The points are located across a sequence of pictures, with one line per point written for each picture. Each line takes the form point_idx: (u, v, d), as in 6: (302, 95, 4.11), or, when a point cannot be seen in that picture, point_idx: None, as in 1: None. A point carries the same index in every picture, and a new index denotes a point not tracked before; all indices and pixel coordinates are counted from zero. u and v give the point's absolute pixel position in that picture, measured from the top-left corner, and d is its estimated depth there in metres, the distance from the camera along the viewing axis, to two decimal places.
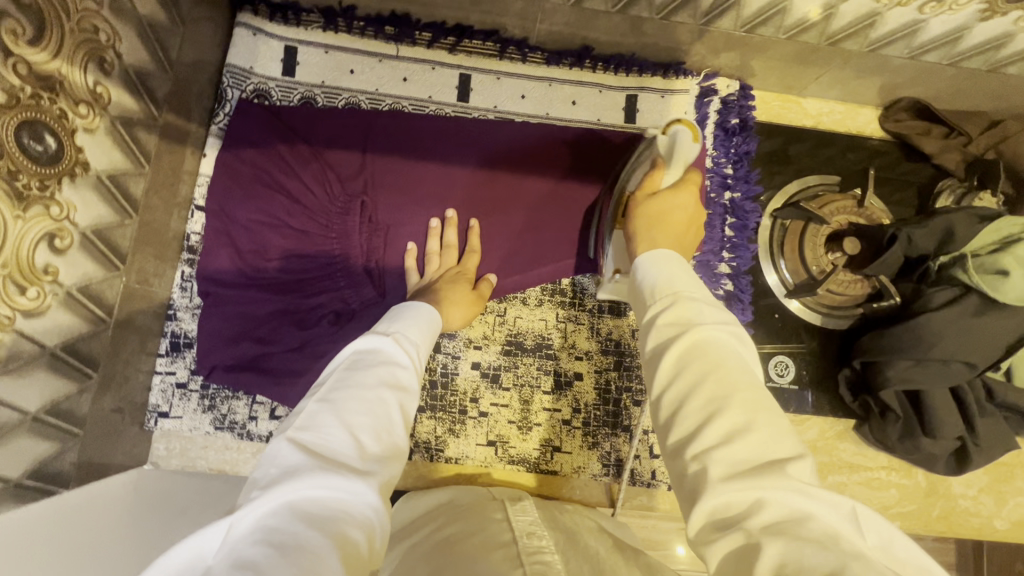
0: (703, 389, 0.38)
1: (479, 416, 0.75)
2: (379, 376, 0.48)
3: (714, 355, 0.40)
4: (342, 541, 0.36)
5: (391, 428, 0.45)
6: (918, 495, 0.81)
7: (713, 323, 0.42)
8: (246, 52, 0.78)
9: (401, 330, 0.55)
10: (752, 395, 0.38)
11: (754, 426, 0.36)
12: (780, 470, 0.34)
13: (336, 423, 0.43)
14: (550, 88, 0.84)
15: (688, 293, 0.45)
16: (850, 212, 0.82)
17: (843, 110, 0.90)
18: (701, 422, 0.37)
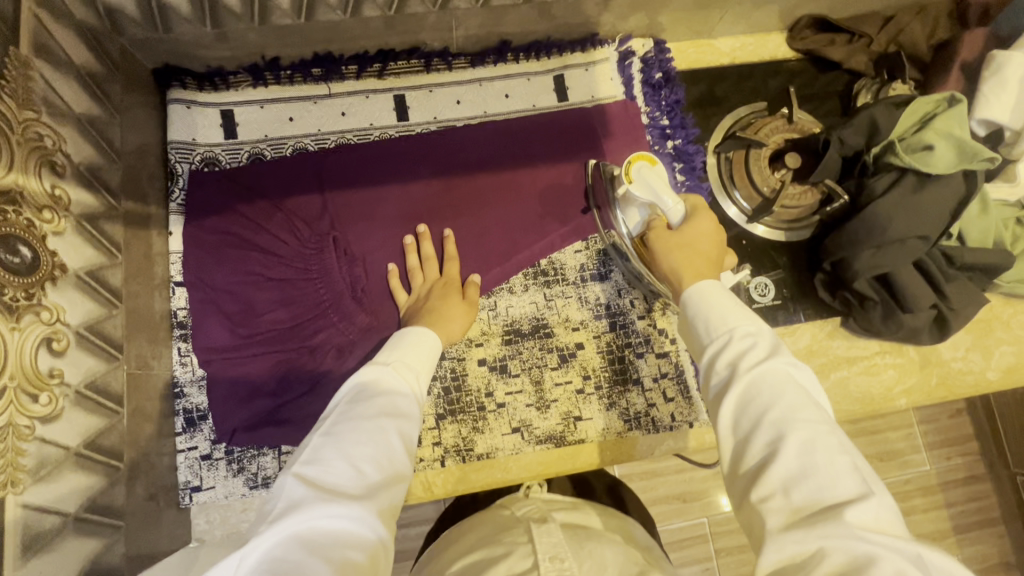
0: (764, 428, 0.47)
1: (498, 408, 0.78)
2: (378, 407, 0.53)
3: (772, 397, 0.48)
4: (339, 563, 0.41)
5: (389, 454, 0.50)
6: (915, 368, 0.86)
7: (771, 364, 0.49)
8: (185, 126, 0.80)
9: (399, 357, 0.60)
10: (811, 432, 0.45)
11: (811, 472, 0.43)
12: (843, 514, 0.40)
13: (336, 455, 0.48)
14: (482, 88, 0.87)
15: (735, 328, 0.54)
16: (784, 130, 0.86)
17: (753, 40, 0.96)
18: (764, 462, 0.46)
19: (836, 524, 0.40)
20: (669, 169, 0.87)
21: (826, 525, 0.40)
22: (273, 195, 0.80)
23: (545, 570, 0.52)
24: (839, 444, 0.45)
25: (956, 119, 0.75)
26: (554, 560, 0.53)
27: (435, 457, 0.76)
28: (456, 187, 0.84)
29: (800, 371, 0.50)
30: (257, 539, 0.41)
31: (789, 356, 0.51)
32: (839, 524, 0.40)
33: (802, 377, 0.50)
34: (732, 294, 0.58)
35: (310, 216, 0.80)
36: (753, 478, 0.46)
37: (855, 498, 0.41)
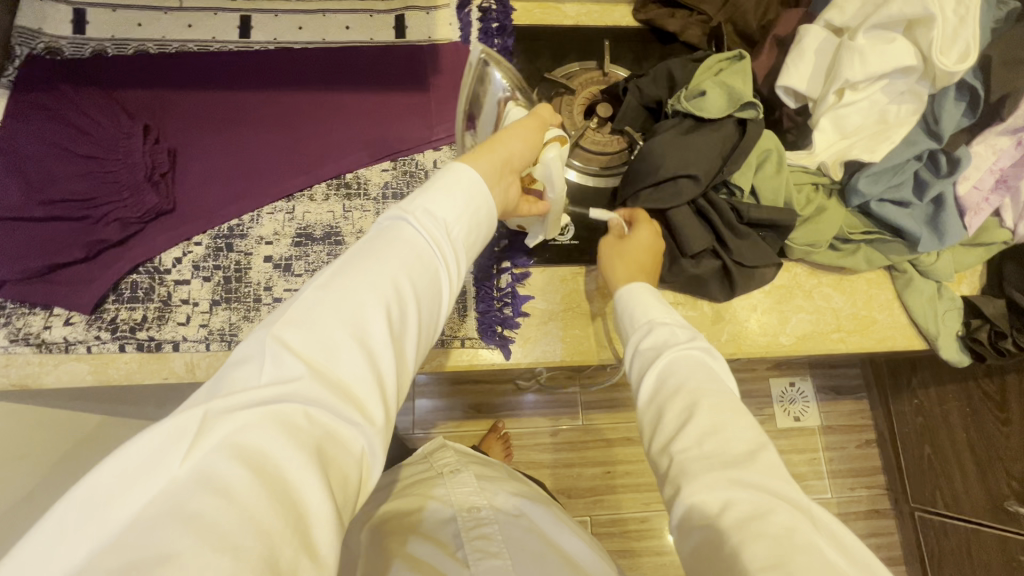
0: (681, 393, 0.55)
1: (273, 302, 0.80)
2: (409, 264, 0.50)
3: (685, 369, 0.58)
4: (321, 449, 0.39)
5: (395, 331, 0.48)
6: (706, 322, 0.86)
7: (687, 346, 0.60)
8: (35, 16, 0.87)
9: (445, 217, 0.54)
10: (717, 394, 0.54)
11: (720, 426, 0.51)
12: (750, 459, 0.48)
13: (332, 323, 0.45)
14: (324, 18, 0.94)
15: (664, 317, 0.65)
16: (599, 82, 0.91)
17: (600, 9, 1.02)
18: (681, 422, 0.53)
19: (738, 470, 0.47)
20: None
21: (732, 472, 0.47)
22: (101, 86, 0.86)
23: (464, 521, 0.70)
24: (737, 404, 0.54)
25: (737, 74, 0.79)
26: (471, 509, 0.73)
27: (200, 338, 0.77)
28: (281, 101, 0.89)
29: (713, 359, 0.60)
30: (218, 417, 0.38)
31: (705, 346, 0.61)
32: (744, 467, 0.47)
33: (715, 364, 0.60)
34: (661, 295, 0.69)
35: (131, 107, 0.85)
36: (668, 439, 0.53)
37: (753, 446, 0.49)
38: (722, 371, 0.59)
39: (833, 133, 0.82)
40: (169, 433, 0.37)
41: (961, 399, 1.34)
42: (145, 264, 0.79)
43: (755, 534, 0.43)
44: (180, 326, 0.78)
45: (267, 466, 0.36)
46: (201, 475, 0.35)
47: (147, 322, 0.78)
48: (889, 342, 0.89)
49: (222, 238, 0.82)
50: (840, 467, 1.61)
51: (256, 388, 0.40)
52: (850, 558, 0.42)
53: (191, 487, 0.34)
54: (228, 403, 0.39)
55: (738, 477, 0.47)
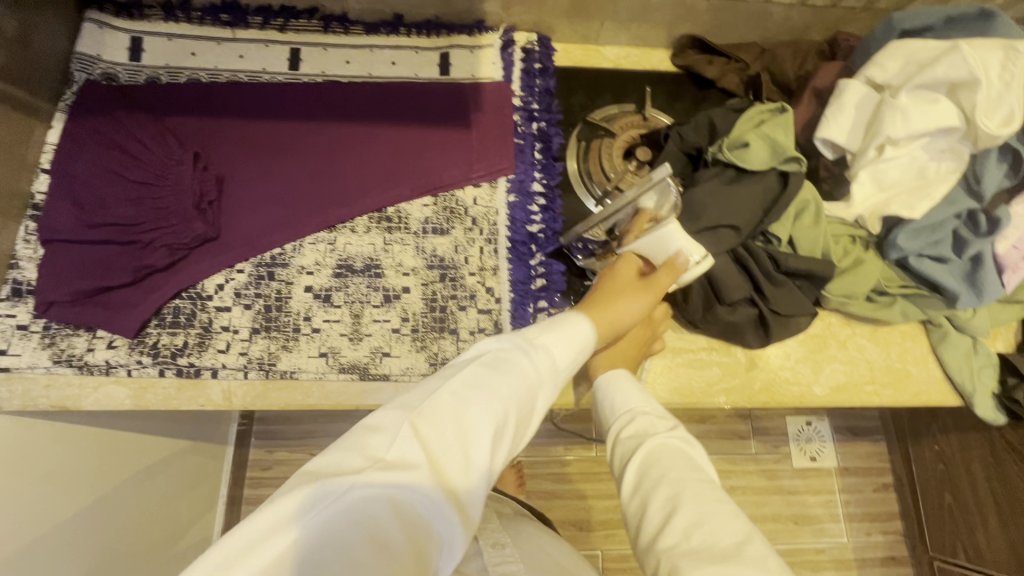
0: (665, 489, 0.57)
1: (312, 332, 0.81)
2: (522, 380, 0.51)
3: (666, 459, 0.60)
4: (415, 552, 0.40)
5: (499, 448, 0.48)
6: (739, 369, 0.86)
7: (667, 434, 0.63)
8: (94, 43, 0.90)
9: (557, 348, 0.55)
10: (700, 488, 0.57)
11: (702, 520, 0.53)
12: (737, 551, 0.50)
13: (454, 427, 0.46)
14: (371, 53, 0.96)
15: (642, 406, 0.68)
16: (639, 126, 0.93)
17: (639, 53, 1.04)
18: (665, 517, 0.55)
19: (728, 565, 0.49)
20: (529, 148, 0.93)
21: (723, 566, 0.49)
22: (154, 112, 0.88)
23: (490, 558, 0.67)
24: (721, 496, 0.56)
25: (779, 126, 0.80)
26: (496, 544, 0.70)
27: (239, 367, 0.78)
28: (327, 132, 0.91)
29: (693, 448, 0.63)
30: (355, 489, 0.40)
31: (684, 433, 0.64)
32: (733, 559, 0.49)
33: (692, 454, 0.62)
34: (637, 383, 0.73)
35: (182, 133, 0.87)
36: (655, 536, 0.55)
37: (740, 538, 0.51)
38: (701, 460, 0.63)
39: (872, 187, 0.83)
40: (314, 494, 0.39)
41: (983, 449, 1.32)
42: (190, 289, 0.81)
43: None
44: (219, 353, 0.78)
45: (374, 555, 0.38)
46: (324, 544, 0.38)
47: (187, 348, 0.78)
48: (923, 397, 0.88)
49: (264, 266, 0.83)
50: (856, 510, 1.58)
51: (386, 469, 0.41)
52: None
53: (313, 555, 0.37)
54: (363, 477, 0.40)
55: (729, 570, 0.48)
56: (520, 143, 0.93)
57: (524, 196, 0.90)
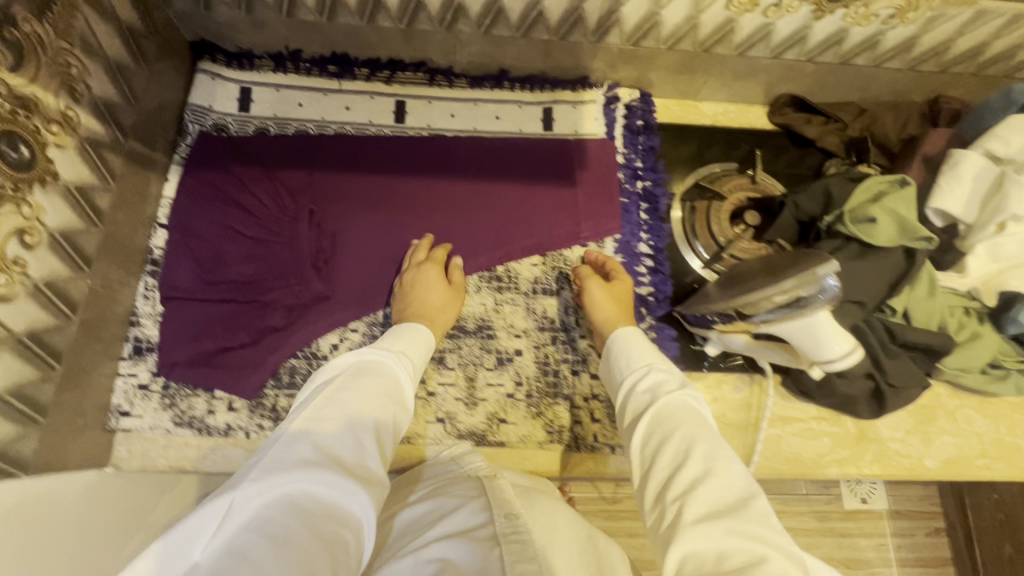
0: (673, 440, 0.57)
1: (427, 396, 0.80)
2: (383, 386, 0.59)
3: (679, 413, 0.60)
4: (328, 533, 0.44)
5: (382, 442, 0.55)
6: (850, 441, 0.86)
7: (677, 392, 0.63)
8: (206, 94, 0.90)
9: (406, 350, 0.68)
10: (712, 444, 0.56)
11: (710, 473, 0.53)
12: (744, 509, 0.49)
13: (341, 427, 0.52)
14: (475, 107, 0.96)
15: (658, 363, 0.68)
16: (746, 189, 0.92)
17: (736, 109, 1.03)
18: (676, 466, 0.55)
19: (732, 521, 0.48)
20: (635, 208, 0.93)
21: (725, 523, 0.48)
22: (267, 166, 0.87)
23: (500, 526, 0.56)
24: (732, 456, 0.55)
25: (904, 199, 0.79)
26: (509, 515, 0.57)
27: None
28: (434, 188, 0.91)
29: (702, 406, 0.63)
30: (243, 498, 0.45)
31: (694, 392, 0.64)
32: (741, 518, 0.48)
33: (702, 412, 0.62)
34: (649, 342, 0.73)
35: (293, 187, 0.87)
36: (659, 490, 0.54)
37: (746, 496, 0.51)
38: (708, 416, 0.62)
39: (987, 260, 0.83)
40: (209, 514, 0.44)
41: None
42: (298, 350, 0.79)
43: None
44: None
45: (286, 543, 0.42)
46: (226, 550, 0.41)
47: None
48: None
49: (378, 325, 0.83)
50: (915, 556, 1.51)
51: (277, 472, 0.46)
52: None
53: (219, 555, 0.40)
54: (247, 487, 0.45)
55: (730, 526, 0.48)
56: (626, 202, 0.92)
57: (631, 257, 0.90)
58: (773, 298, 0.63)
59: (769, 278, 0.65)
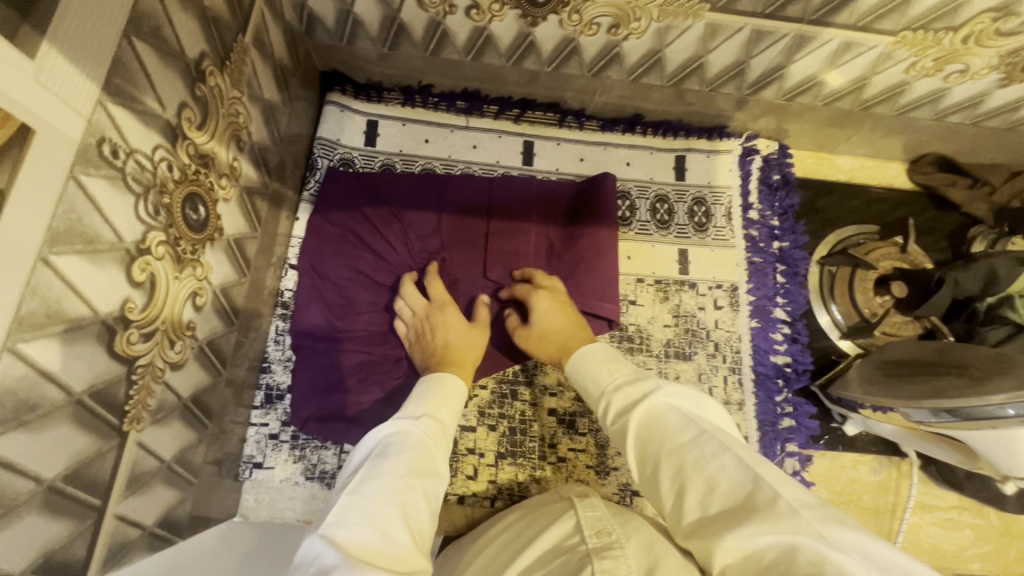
0: (669, 462, 0.47)
1: (558, 462, 0.77)
2: (411, 455, 0.50)
3: (671, 424, 0.50)
4: None
5: (418, 511, 0.47)
6: (993, 534, 0.81)
7: (657, 397, 0.53)
8: (335, 127, 0.87)
9: (432, 408, 0.58)
10: (701, 449, 0.46)
11: (715, 482, 0.43)
12: (756, 504, 0.40)
13: (368, 509, 0.45)
14: (605, 152, 0.92)
15: (621, 379, 0.58)
16: (895, 257, 0.87)
17: (873, 165, 0.97)
18: (680, 495, 0.45)
19: (733, 526, 0.40)
20: (771, 270, 0.88)
21: (728, 529, 0.40)
22: (400, 209, 0.81)
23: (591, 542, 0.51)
24: (720, 446, 0.46)
25: None
26: (600, 533, 0.53)
27: (487, 495, 0.76)
28: (568, 250, 0.82)
29: (679, 400, 0.52)
30: None
31: (678, 390, 0.54)
32: (761, 512, 0.39)
33: (682, 406, 0.52)
34: (617, 353, 0.62)
35: (422, 231, 0.80)
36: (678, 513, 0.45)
37: (749, 486, 0.42)
38: (700, 407, 0.53)
39: None
40: None
41: None
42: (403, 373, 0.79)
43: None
44: (467, 479, 0.76)
45: None
46: None
47: None
48: None
49: (507, 384, 0.80)
50: None
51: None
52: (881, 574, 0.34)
53: None
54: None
55: (751, 525, 0.39)
56: (763, 264, 0.87)
57: (766, 323, 0.86)
58: (977, 408, 0.59)
59: (971, 385, 0.61)
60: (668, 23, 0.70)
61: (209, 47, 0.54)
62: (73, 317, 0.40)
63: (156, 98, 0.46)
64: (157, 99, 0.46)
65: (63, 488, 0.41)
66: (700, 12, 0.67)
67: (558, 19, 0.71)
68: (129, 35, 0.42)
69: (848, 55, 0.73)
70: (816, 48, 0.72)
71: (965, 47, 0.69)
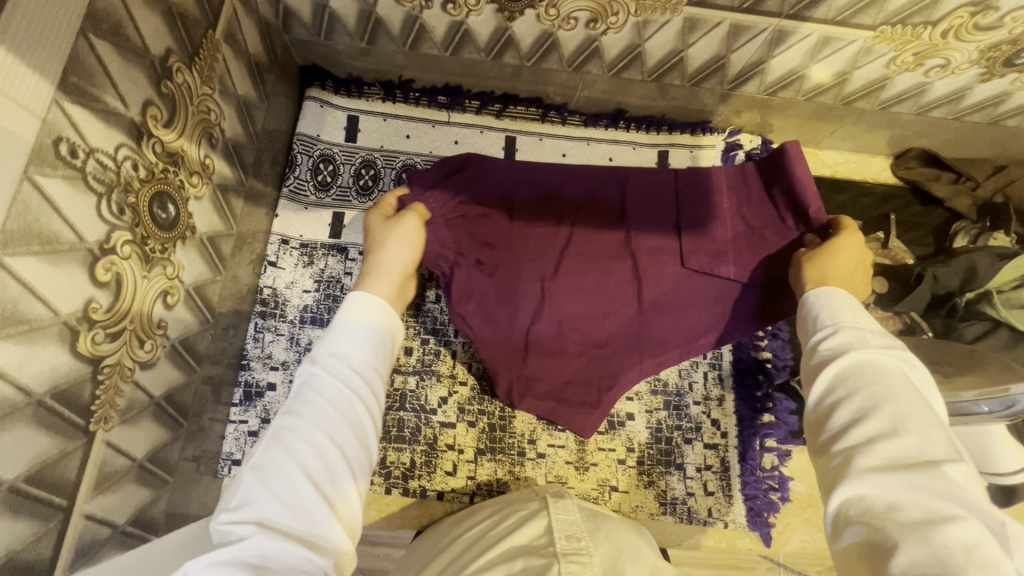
0: (860, 395, 0.41)
1: (537, 457, 0.78)
2: (327, 414, 0.42)
3: (883, 373, 0.42)
4: None
5: (338, 471, 0.41)
6: None
7: (882, 350, 0.44)
8: (315, 122, 0.86)
9: (365, 346, 0.48)
10: (911, 409, 0.39)
11: (901, 433, 0.38)
12: (940, 470, 0.36)
13: (281, 480, 0.39)
14: (588, 147, 0.91)
15: (853, 319, 0.47)
16: (876, 254, 0.89)
17: (857, 160, 0.97)
18: (850, 422, 0.40)
19: (914, 477, 0.35)
20: None
21: (907, 477, 0.36)
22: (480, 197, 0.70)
23: (559, 546, 0.52)
24: (936, 422, 0.39)
25: None
26: (569, 537, 0.53)
27: (467, 491, 0.76)
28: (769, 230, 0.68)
29: (916, 373, 0.44)
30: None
31: (906, 352, 0.44)
32: (937, 481, 0.35)
33: (914, 376, 0.43)
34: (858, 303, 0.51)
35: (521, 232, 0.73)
36: (831, 437, 0.41)
37: (940, 459, 0.36)
38: (925, 387, 0.44)
39: None
40: None
41: None
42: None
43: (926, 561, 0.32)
44: (447, 475, 0.77)
45: None
46: None
47: (415, 468, 0.77)
48: None
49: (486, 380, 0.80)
50: None
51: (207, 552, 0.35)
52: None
53: None
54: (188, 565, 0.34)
55: (913, 480, 0.35)
56: None
57: None
58: (948, 405, 0.59)
59: (944, 380, 0.61)
60: (646, 17, 0.69)
61: (175, 44, 0.53)
62: (30, 319, 0.39)
63: (117, 96, 0.46)
64: (119, 97, 0.46)
65: (25, 489, 0.41)
66: (677, 6, 0.66)
67: (535, 13, 0.70)
68: (86, 32, 0.41)
69: (828, 50, 0.73)
70: (795, 42, 0.72)
71: (944, 41, 0.68)
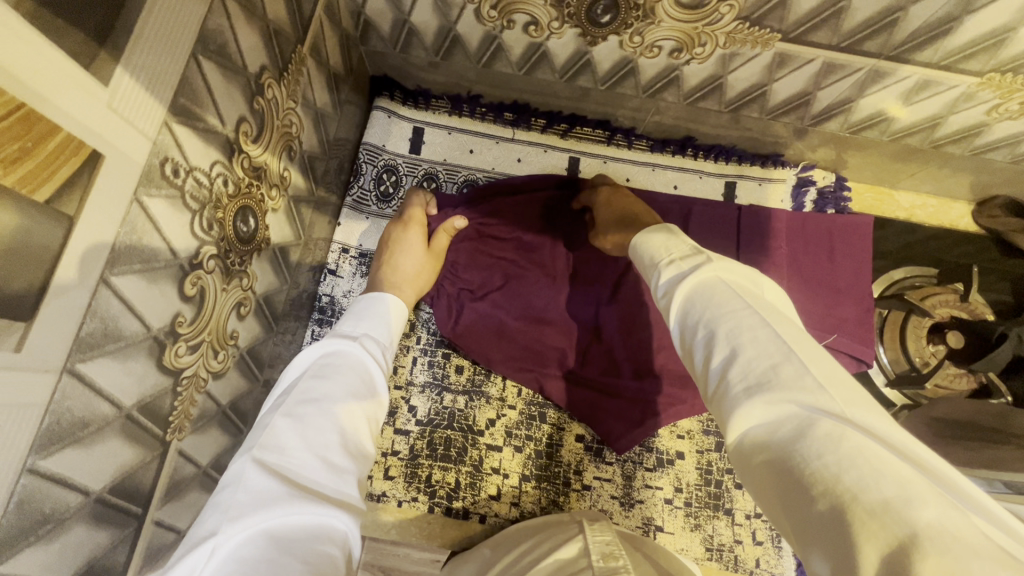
0: (708, 321, 0.39)
1: (582, 489, 0.76)
2: (353, 384, 0.46)
3: (715, 293, 0.41)
4: (319, 560, 0.34)
5: (358, 436, 0.44)
6: None
7: (701, 273, 0.43)
8: (381, 132, 0.86)
9: (382, 334, 0.55)
10: (744, 319, 0.37)
11: (742, 346, 0.36)
12: (782, 374, 0.33)
13: (307, 439, 0.40)
14: (653, 173, 0.89)
15: (666, 254, 0.48)
16: (952, 305, 0.86)
17: (936, 204, 0.91)
18: (708, 356, 0.38)
19: (763, 391, 0.33)
20: None
21: (760, 392, 0.33)
22: (537, 219, 0.79)
23: (597, 565, 0.49)
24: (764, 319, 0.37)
25: None
26: (606, 557, 0.51)
27: (508, 516, 0.75)
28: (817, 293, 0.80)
29: (732, 273, 0.43)
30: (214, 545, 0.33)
31: (727, 261, 0.44)
32: (785, 390, 0.32)
33: (734, 281, 0.42)
34: (678, 231, 0.51)
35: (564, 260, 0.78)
36: (704, 377, 0.38)
37: (779, 360, 0.34)
38: (749, 281, 0.43)
39: None
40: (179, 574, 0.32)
41: None
42: (433, 382, 0.79)
43: (800, 482, 0.28)
44: (490, 499, 0.76)
45: None
46: None
47: (460, 489, 0.76)
48: None
49: (536, 406, 0.79)
50: None
51: (243, 511, 0.35)
52: (908, 463, 0.28)
53: None
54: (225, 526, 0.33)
55: (768, 396, 0.33)
56: None
57: None
58: None
59: None
60: (734, 50, 0.67)
61: (269, 60, 0.54)
62: (127, 336, 0.40)
63: (217, 114, 0.46)
64: (217, 115, 0.46)
65: (109, 499, 0.42)
66: (769, 41, 0.64)
67: (618, 39, 0.68)
68: (197, 53, 0.42)
69: (925, 93, 0.69)
70: (891, 83, 0.68)
71: None
